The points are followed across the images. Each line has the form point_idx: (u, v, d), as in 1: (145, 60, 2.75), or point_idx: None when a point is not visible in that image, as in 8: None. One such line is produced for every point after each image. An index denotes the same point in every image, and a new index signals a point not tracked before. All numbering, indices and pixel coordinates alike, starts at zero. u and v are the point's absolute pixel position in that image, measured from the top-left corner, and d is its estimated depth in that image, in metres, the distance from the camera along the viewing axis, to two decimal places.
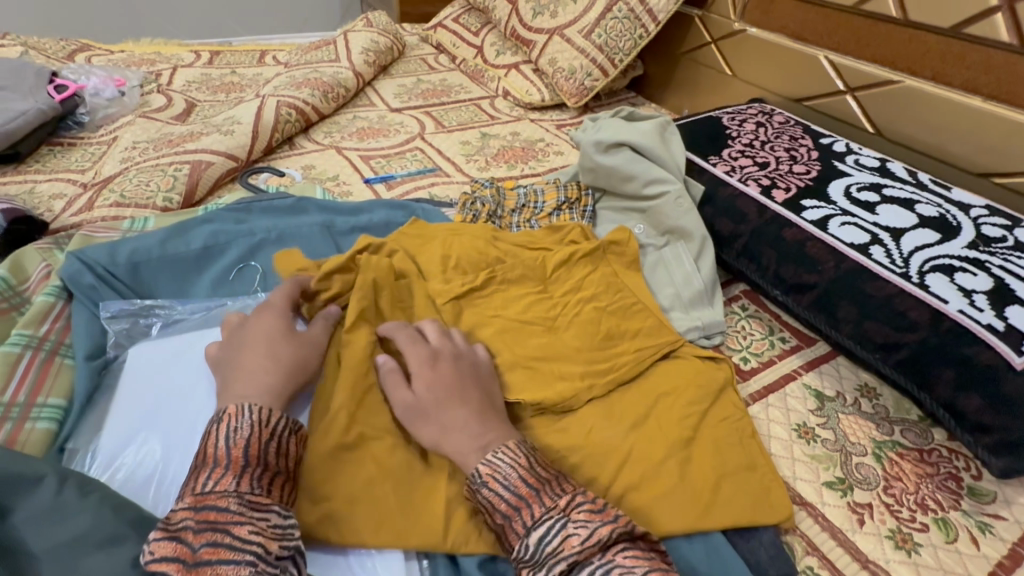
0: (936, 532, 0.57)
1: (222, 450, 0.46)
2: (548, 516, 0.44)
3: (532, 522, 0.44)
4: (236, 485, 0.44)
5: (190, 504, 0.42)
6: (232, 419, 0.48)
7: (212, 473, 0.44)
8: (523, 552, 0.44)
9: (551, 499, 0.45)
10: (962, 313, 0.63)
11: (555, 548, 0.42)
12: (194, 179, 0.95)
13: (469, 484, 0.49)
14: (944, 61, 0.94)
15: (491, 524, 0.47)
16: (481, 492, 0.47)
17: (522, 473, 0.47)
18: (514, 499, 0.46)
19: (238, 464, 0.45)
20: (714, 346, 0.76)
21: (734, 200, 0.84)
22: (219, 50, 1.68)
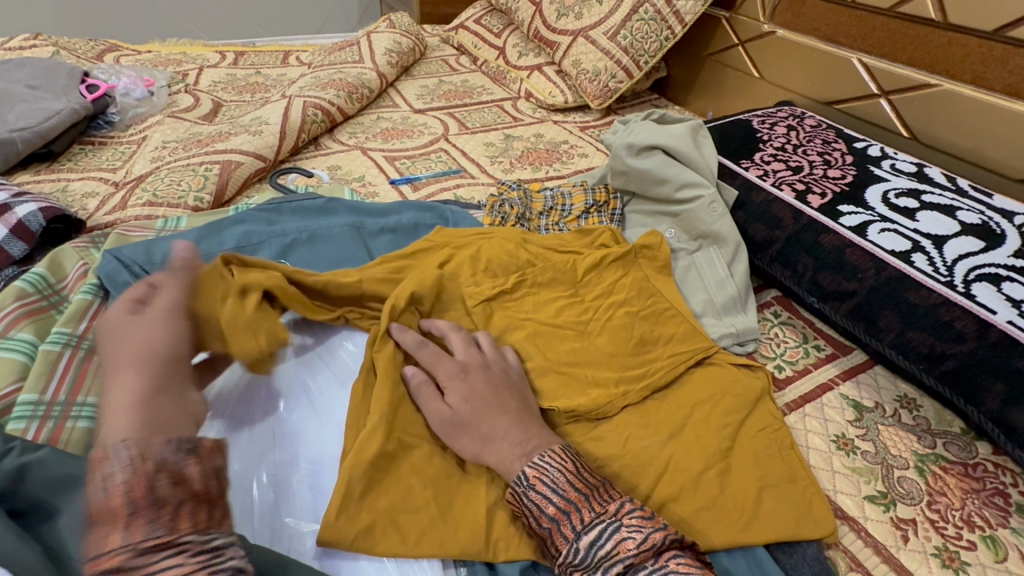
0: (984, 550, 0.55)
1: (100, 504, 0.35)
2: (600, 521, 0.44)
3: (583, 526, 0.44)
4: (128, 537, 0.34)
5: (86, 574, 0.33)
6: (100, 466, 0.36)
7: (127, 522, 0.35)
8: (574, 555, 0.43)
9: (603, 504, 0.45)
10: (1011, 324, 0.61)
11: (609, 552, 0.42)
12: (224, 179, 0.96)
13: (514, 488, 0.48)
14: (985, 64, 0.91)
15: (537, 529, 0.46)
16: (528, 495, 0.47)
17: (570, 477, 0.47)
18: (564, 503, 0.45)
19: (122, 513, 0.34)
20: (747, 353, 0.75)
21: (769, 205, 0.83)
22: (244, 50, 1.70)
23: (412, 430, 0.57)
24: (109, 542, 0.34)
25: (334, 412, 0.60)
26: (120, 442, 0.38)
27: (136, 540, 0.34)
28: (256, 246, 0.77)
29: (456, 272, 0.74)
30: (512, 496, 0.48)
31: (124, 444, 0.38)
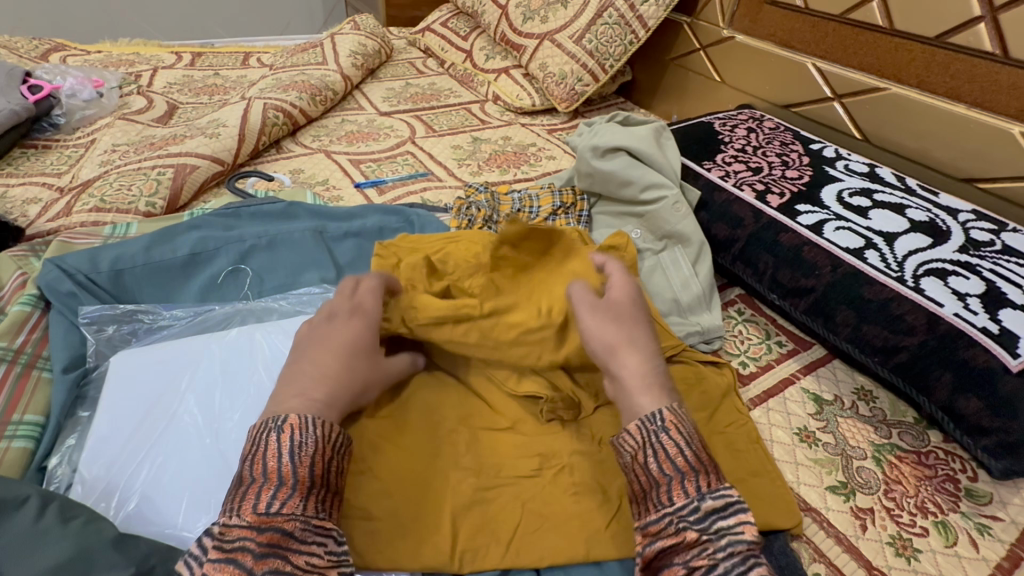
0: (936, 536, 0.58)
1: (287, 467, 0.44)
2: (725, 491, 0.46)
3: (706, 489, 0.45)
4: (303, 508, 0.43)
5: (251, 523, 0.41)
6: (296, 433, 0.46)
7: (274, 494, 0.43)
8: (690, 510, 0.44)
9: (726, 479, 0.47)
10: (957, 317, 0.64)
11: (729, 523, 0.43)
12: (179, 183, 0.92)
13: (645, 424, 0.49)
14: (929, 69, 0.95)
15: (657, 469, 0.47)
16: (659, 436, 0.48)
17: (702, 445, 0.49)
18: (693, 461, 0.47)
19: (304, 485, 0.44)
20: (713, 350, 0.76)
21: (730, 205, 0.84)
22: (201, 51, 1.64)
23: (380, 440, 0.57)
24: (253, 505, 0.42)
25: None
26: (295, 416, 0.47)
27: (275, 512, 0.42)
28: (211, 253, 0.74)
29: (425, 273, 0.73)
30: (640, 430, 0.49)
31: (296, 420, 0.47)
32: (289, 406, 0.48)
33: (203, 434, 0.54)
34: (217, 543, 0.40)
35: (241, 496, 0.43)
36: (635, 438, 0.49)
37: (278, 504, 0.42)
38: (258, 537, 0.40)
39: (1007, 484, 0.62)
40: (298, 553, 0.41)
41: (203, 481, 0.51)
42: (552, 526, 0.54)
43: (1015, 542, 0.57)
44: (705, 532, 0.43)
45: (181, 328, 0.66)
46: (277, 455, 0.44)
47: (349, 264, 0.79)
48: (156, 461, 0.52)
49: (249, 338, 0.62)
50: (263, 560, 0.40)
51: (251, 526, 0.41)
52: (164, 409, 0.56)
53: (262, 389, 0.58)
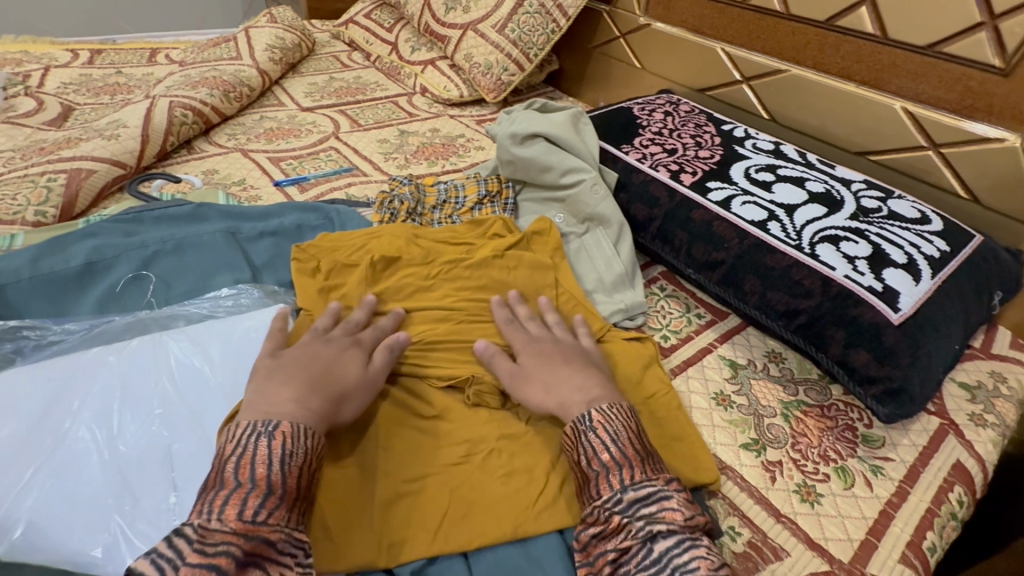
0: (836, 480, 0.63)
1: (274, 476, 0.44)
2: (650, 483, 0.49)
3: (631, 481, 0.49)
4: (286, 519, 0.44)
5: (236, 529, 0.41)
6: (286, 442, 0.46)
7: (262, 501, 0.43)
8: (614, 501, 0.48)
9: (653, 470, 0.50)
10: (847, 278, 0.69)
11: (651, 511, 0.47)
12: (73, 190, 0.85)
13: (577, 425, 0.54)
14: (822, 51, 1.02)
15: (585, 467, 0.51)
16: (588, 435, 0.52)
17: (631, 436, 0.52)
18: (619, 456, 0.50)
19: (290, 496, 0.45)
20: (637, 326, 0.79)
21: (647, 186, 0.87)
22: (101, 48, 1.52)
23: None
24: (238, 511, 0.42)
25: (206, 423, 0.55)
26: (288, 425, 0.48)
27: (262, 521, 0.42)
28: (109, 261, 0.69)
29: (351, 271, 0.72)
30: (573, 431, 0.54)
31: (287, 429, 0.47)
32: None
33: (103, 453, 0.51)
34: (198, 545, 0.39)
35: (224, 500, 0.42)
36: (569, 438, 0.54)
37: (267, 512, 0.43)
38: (241, 545, 0.40)
39: (897, 427, 0.68)
40: (275, 563, 0.42)
41: (101, 501, 0.48)
42: (483, 513, 0.54)
43: (903, 478, 0.63)
44: (625, 516, 0.47)
45: (75, 341, 0.62)
46: (267, 462, 0.45)
47: (265, 265, 0.75)
48: (45, 485, 0.48)
49: (153, 350, 0.58)
50: (244, 566, 0.40)
51: (235, 532, 0.41)
52: (56, 430, 0.52)
53: (169, 402, 0.55)
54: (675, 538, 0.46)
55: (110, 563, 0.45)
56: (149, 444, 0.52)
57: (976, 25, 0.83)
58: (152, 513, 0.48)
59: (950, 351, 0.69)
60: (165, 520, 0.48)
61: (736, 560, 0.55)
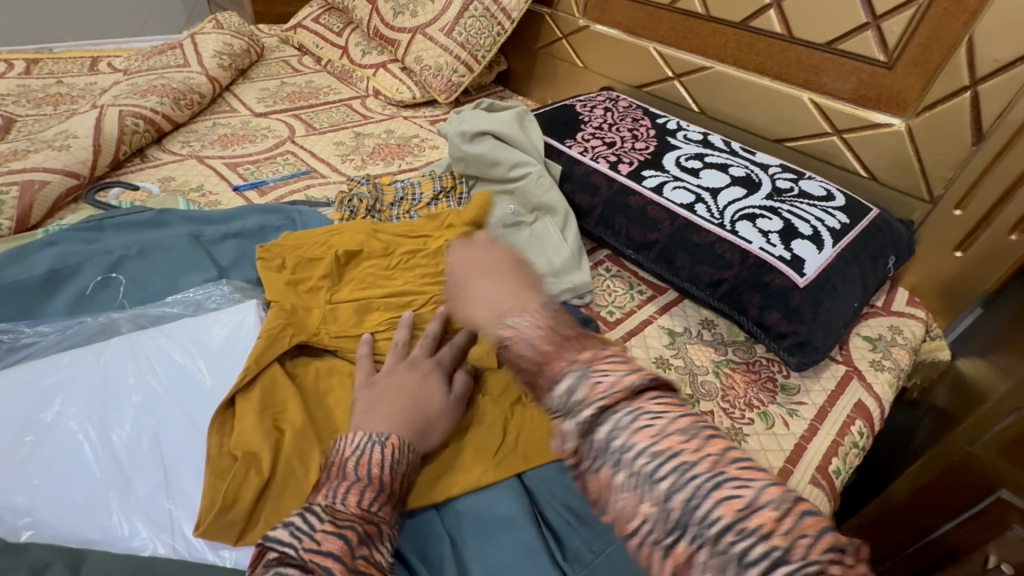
0: (759, 422, 0.72)
1: (385, 478, 0.45)
2: (571, 368, 0.38)
3: (552, 374, 0.38)
4: (389, 521, 0.43)
5: (356, 512, 0.41)
6: (395, 451, 0.48)
7: (377, 496, 0.43)
8: None
9: (577, 353, 0.39)
10: (762, 250, 0.79)
11: None
12: (27, 201, 0.86)
13: (497, 341, 0.45)
14: (740, 50, 1.13)
15: None
16: (506, 353, 0.42)
17: (546, 330, 0.41)
18: (539, 358, 0.40)
19: (392, 501, 0.45)
20: (585, 304, 0.88)
21: (589, 176, 0.95)
22: (38, 57, 1.49)
23: (265, 435, 0.54)
24: (357, 498, 0.42)
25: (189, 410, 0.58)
26: (397, 438, 0.49)
27: (374, 512, 0.42)
28: (76, 268, 0.72)
29: (313, 266, 0.76)
30: None
31: (395, 442, 0.49)
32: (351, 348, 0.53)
33: (91, 445, 0.54)
34: (329, 521, 0.38)
35: (349, 487, 0.42)
36: None
37: (382, 503, 0.43)
38: (360, 528, 0.40)
39: (810, 375, 0.79)
40: (385, 556, 0.41)
41: (94, 485, 0.51)
42: (452, 471, 0.59)
43: (814, 417, 0.73)
44: (561, 415, 0.37)
45: (48, 344, 0.64)
46: (382, 466, 0.46)
47: (232, 265, 0.79)
48: (38, 474, 0.51)
49: (132, 348, 0.62)
50: (363, 546, 0.39)
51: (355, 516, 0.40)
52: (44, 425, 0.55)
53: (152, 394, 0.58)
54: (606, 420, 0.35)
55: (108, 543, 0.49)
56: (135, 434, 0.55)
57: (862, 25, 0.95)
58: (145, 495, 0.52)
59: (851, 308, 0.80)
60: (159, 499, 0.52)
61: None
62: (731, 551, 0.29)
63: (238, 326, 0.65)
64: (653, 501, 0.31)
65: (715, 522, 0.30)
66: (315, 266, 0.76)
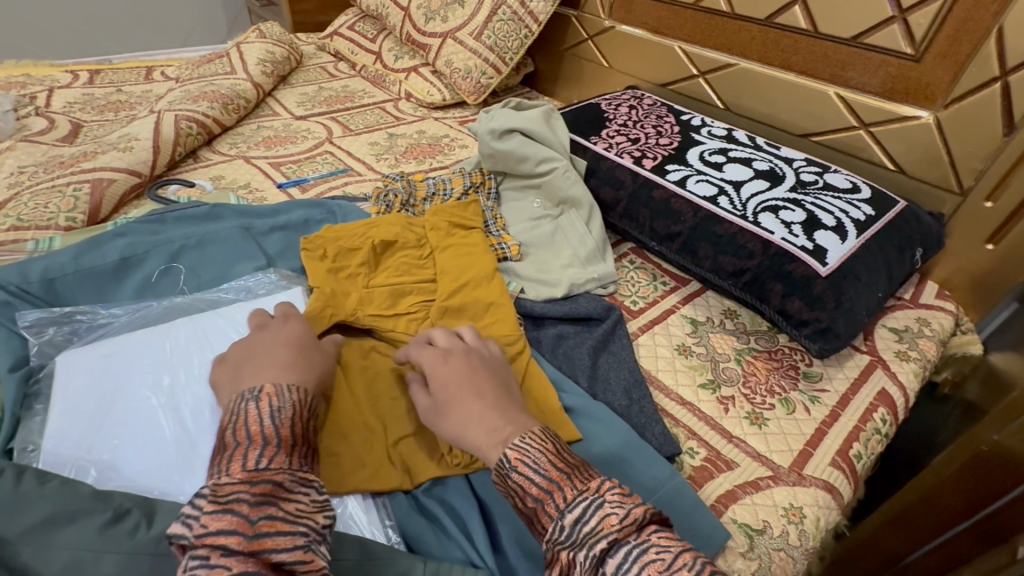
0: (780, 407, 0.74)
1: (268, 428, 0.45)
2: (581, 498, 0.43)
3: (564, 503, 0.43)
4: (289, 462, 0.44)
5: (243, 478, 0.41)
6: (274, 399, 0.47)
7: (261, 452, 0.43)
8: (557, 530, 0.43)
9: (584, 481, 0.45)
10: (784, 240, 0.81)
11: (592, 526, 0.41)
12: (97, 198, 0.94)
13: (497, 470, 0.48)
14: (765, 46, 1.14)
15: (523, 508, 0.46)
16: (512, 477, 0.47)
17: (551, 457, 0.47)
18: (545, 483, 0.45)
19: (287, 443, 0.45)
20: (609, 294, 0.91)
21: (613, 171, 0.99)
22: (99, 68, 1.60)
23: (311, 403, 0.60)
24: (241, 463, 0.42)
25: None
26: (271, 386, 0.49)
27: (265, 467, 0.42)
28: (142, 256, 0.78)
29: (350, 255, 0.82)
30: (499, 474, 0.48)
31: (272, 389, 0.48)
32: (260, 377, 0.51)
33: (161, 409, 0.59)
34: (210, 496, 0.39)
35: (227, 458, 0.43)
36: (503, 486, 0.47)
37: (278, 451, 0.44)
38: (252, 492, 0.40)
39: (833, 364, 0.80)
40: (287, 502, 0.41)
41: (164, 445, 0.57)
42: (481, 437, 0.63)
43: (836, 404, 0.74)
44: (573, 547, 0.42)
45: (121, 323, 0.70)
46: (259, 419, 0.45)
47: (279, 254, 0.85)
48: (116, 436, 0.57)
49: (193, 327, 0.67)
50: (259, 506, 0.39)
51: (242, 481, 0.41)
52: (120, 392, 0.60)
53: (212, 366, 0.63)
54: (617, 546, 0.40)
55: (179, 495, 0.54)
56: (199, 400, 0.60)
57: (888, 19, 0.96)
58: (209, 455, 0.56)
59: (873, 298, 0.80)
60: None
61: (694, 472, 0.66)
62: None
63: (286, 308, 0.70)
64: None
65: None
66: (353, 253, 0.82)
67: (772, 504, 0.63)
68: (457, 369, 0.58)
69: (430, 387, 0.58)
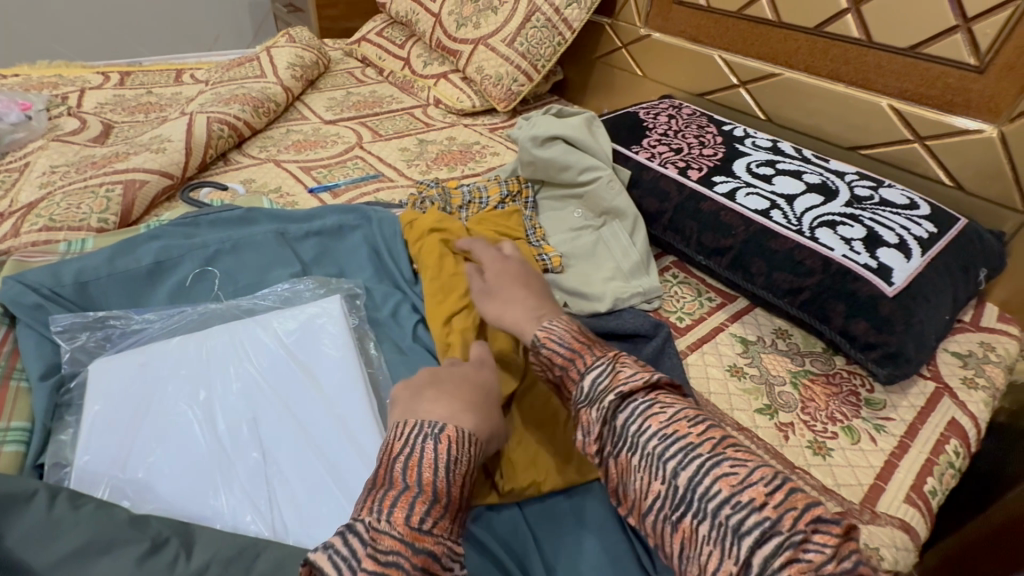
0: (843, 437, 0.69)
1: (440, 483, 0.44)
2: (599, 362, 0.53)
3: (585, 366, 0.54)
4: (448, 530, 0.43)
5: (404, 537, 0.40)
6: (453, 447, 0.46)
7: (428, 509, 0.42)
8: (578, 390, 0.53)
9: (600, 350, 0.55)
10: (845, 258, 0.77)
11: (604, 384, 0.51)
12: (130, 199, 0.92)
13: (531, 347, 0.59)
14: (813, 55, 1.10)
15: (552, 377, 0.57)
16: (541, 353, 0.58)
17: (575, 335, 0.57)
18: (569, 353, 0.55)
19: (451, 506, 0.44)
20: (654, 309, 0.87)
21: (657, 181, 0.95)
22: (129, 70, 1.61)
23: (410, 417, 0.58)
24: (405, 515, 0.41)
25: (285, 397, 0.59)
26: (454, 428, 0.47)
27: (428, 529, 0.41)
28: (176, 260, 0.76)
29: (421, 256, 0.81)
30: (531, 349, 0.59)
31: (454, 433, 0.47)
32: (440, 416, 0.48)
33: (196, 425, 0.56)
34: (371, 551, 0.38)
35: (394, 501, 0.41)
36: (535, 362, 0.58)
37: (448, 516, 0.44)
38: (411, 557, 0.39)
39: (897, 391, 0.75)
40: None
41: (199, 464, 0.53)
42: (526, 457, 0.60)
43: (904, 434, 0.70)
44: (588, 402, 0.52)
45: (156, 330, 0.67)
46: (434, 468, 0.44)
47: (314, 261, 0.82)
48: (149, 453, 0.53)
49: (230, 335, 0.63)
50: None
51: (402, 539, 0.40)
52: (153, 405, 0.57)
53: (249, 378, 0.60)
54: (627, 401, 0.49)
55: (215, 520, 0.50)
56: (236, 416, 0.57)
57: (952, 28, 0.92)
58: (247, 475, 0.53)
59: (941, 321, 0.76)
60: (258, 480, 0.53)
61: None
62: (730, 522, 0.42)
63: (327, 318, 0.66)
64: (662, 481, 0.46)
65: (716, 497, 0.43)
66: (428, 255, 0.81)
67: None
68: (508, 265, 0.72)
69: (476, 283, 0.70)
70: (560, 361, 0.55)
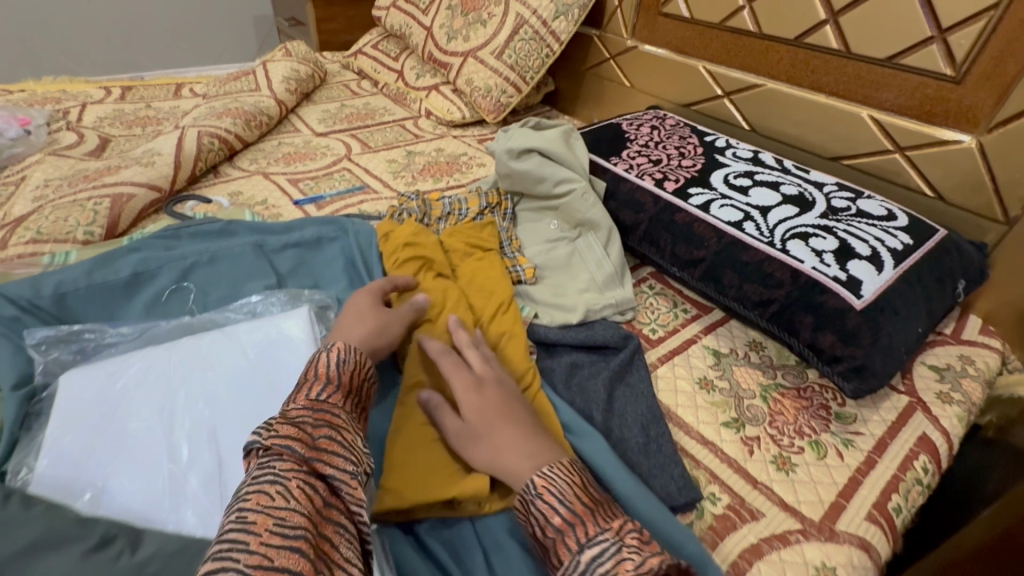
0: (810, 452, 0.68)
1: (307, 391, 0.52)
2: (603, 538, 0.45)
3: (586, 540, 0.45)
4: (311, 414, 0.50)
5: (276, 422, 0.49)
6: (317, 370, 0.55)
7: (295, 402, 0.51)
8: (574, 565, 0.44)
9: (606, 521, 0.46)
10: (814, 270, 0.77)
11: (606, 568, 0.42)
12: (116, 212, 0.95)
13: (522, 497, 0.50)
14: (794, 66, 1.10)
15: (541, 538, 0.47)
16: (534, 504, 0.49)
17: (576, 491, 0.49)
18: (568, 515, 0.47)
19: (316, 400, 0.51)
20: (627, 321, 0.87)
21: (633, 193, 0.96)
22: (131, 85, 1.65)
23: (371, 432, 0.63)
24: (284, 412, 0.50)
25: (247, 408, 0.60)
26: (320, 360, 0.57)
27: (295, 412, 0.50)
28: (154, 272, 0.78)
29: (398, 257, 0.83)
30: (521, 501, 0.50)
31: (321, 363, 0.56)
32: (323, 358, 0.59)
33: (158, 433, 0.57)
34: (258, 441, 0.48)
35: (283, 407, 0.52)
36: (521, 513, 0.50)
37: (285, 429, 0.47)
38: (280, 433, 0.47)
39: (868, 405, 0.74)
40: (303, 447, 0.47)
41: (158, 470, 0.54)
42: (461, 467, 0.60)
43: (872, 449, 0.69)
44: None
45: (130, 340, 0.69)
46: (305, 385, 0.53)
47: (290, 273, 0.84)
48: (110, 460, 0.55)
49: (198, 346, 0.65)
50: (278, 447, 0.46)
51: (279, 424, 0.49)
52: (118, 414, 0.58)
53: (213, 387, 0.61)
54: None
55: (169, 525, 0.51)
56: (197, 424, 0.58)
57: (927, 39, 0.92)
58: (203, 483, 0.54)
59: (913, 334, 0.75)
60: (214, 488, 0.54)
61: (716, 521, 0.61)
62: None
63: (294, 329, 0.68)
64: None
65: None
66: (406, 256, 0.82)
67: (802, 562, 0.57)
68: (490, 401, 0.59)
69: (465, 415, 0.60)
70: (558, 522, 0.46)
